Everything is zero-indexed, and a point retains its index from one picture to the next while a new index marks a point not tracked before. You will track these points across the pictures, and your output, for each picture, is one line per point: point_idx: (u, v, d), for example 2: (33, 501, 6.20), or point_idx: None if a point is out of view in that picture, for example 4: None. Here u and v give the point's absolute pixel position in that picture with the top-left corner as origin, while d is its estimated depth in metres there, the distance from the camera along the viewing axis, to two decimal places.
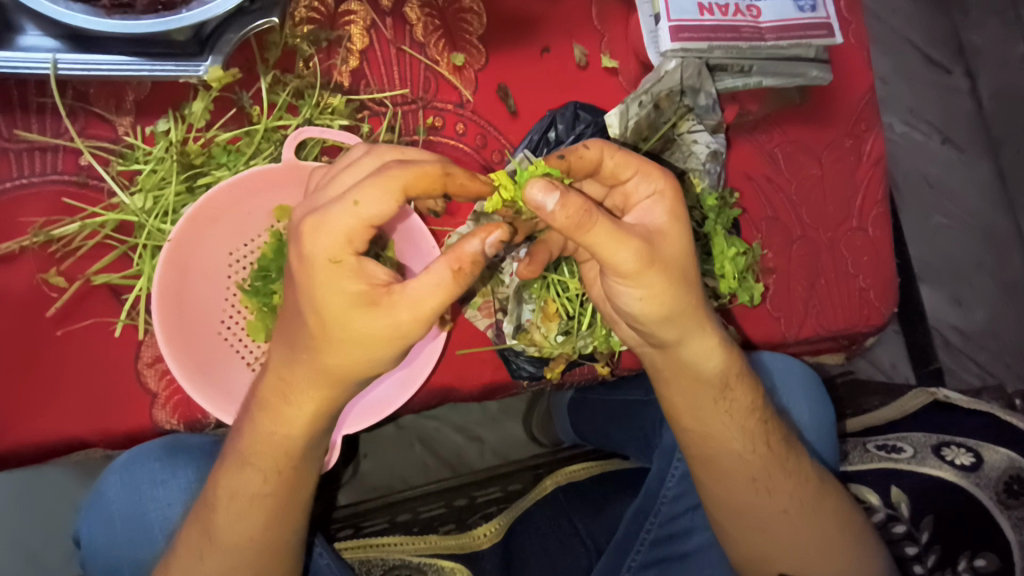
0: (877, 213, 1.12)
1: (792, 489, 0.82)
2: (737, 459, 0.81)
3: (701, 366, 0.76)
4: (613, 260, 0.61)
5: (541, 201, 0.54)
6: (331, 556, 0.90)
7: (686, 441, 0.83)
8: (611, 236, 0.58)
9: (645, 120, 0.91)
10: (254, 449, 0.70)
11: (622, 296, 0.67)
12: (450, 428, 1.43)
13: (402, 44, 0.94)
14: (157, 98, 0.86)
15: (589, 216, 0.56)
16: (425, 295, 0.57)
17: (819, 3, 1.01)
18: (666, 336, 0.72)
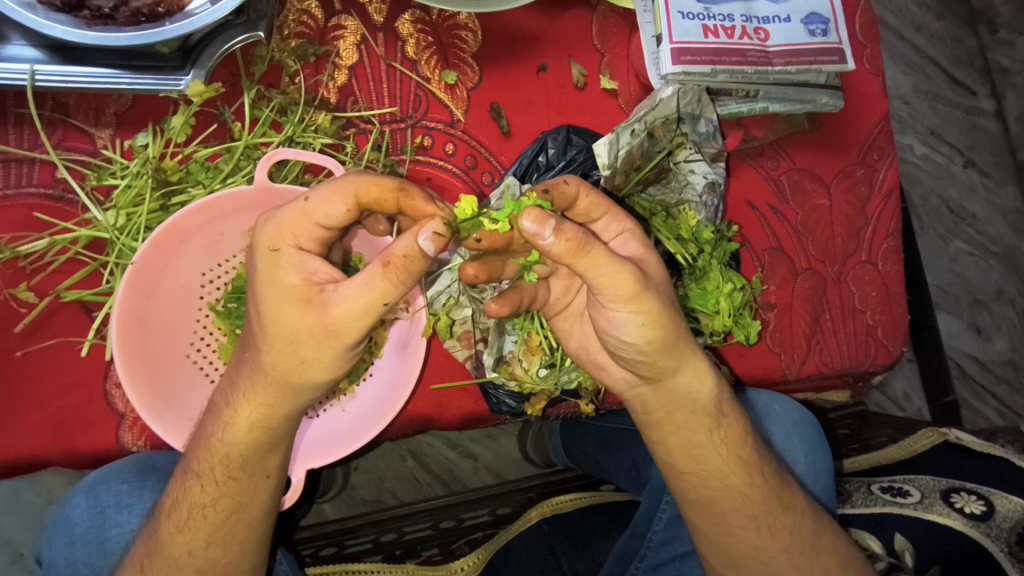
0: (890, 245, 1.06)
1: (791, 525, 0.74)
2: (736, 496, 0.73)
3: (696, 399, 0.70)
4: (603, 287, 0.57)
5: (537, 232, 0.52)
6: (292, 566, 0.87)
7: (682, 486, 0.74)
8: (609, 263, 0.55)
9: (637, 150, 0.86)
10: (205, 476, 0.65)
11: (618, 326, 0.61)
12: (443, 444, 1.38)
13: (392, 60, 0.91)
14: (138, 110, 0.83)
15: (587, 240, 0.53)
16: (353, 298, 0.52)
17: (832, 28, 0.95)
18: (660, 369, 0.66)
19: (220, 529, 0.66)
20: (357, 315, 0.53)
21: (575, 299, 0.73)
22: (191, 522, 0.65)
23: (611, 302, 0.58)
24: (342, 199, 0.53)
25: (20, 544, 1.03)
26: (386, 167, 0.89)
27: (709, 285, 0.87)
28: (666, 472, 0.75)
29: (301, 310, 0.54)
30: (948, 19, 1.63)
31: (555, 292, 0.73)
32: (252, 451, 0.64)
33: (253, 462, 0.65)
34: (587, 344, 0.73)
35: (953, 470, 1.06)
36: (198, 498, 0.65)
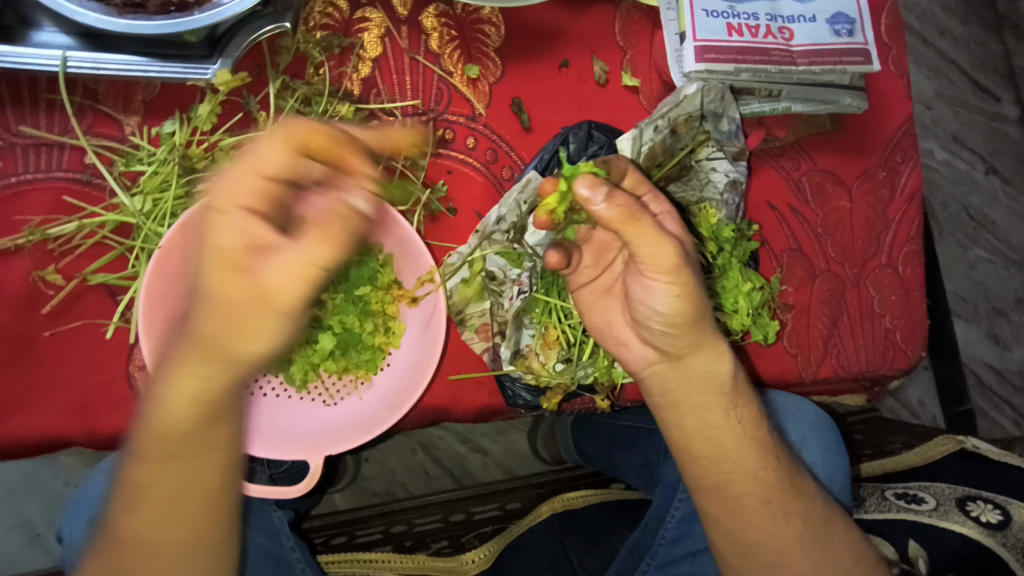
0: (910, 249, 1.05)
1: (802, 513, 0.74)
2: (750, 480, 0.73)
3: (714, 375, 0.71)
4: (648, 254, 0.61)
5: (589, 196, 0.57)
6: (303, 553, 0.89)
7: (698, 472, 0.74)
8: (653, 234, 0.60)
9: (660, 146, 0.87)
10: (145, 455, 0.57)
11: (652, 295, 0.66)
12: (454, 438, 1.38)
13: (416, 53, 0.92)
14: (166, 98, 0.85)
15: (636, 209, 0.58)
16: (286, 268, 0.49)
17: (858, 28, 0.94)
18: (683, 344, 0.69)
19: (192, 525, 0.60)
20: (291, 278, 0.49)
21: (604, 273, 0.76)
22: (159, 518, 0.59)
23: (649, 272, 0.64)
24: (285, 147, 0.51)
25: (38, 523, 1.09)
26: (408, 159, 0.90)
27: (729, 283, 0.87)
28: (681, 458, 0.75)
29: (236, 278, 0.49)
30: (972, 24, 1.61)
31: (585, 259, 0.76)
32: (196, 438, 0.57)
33: (196, 437, 0.57)
34: (610, 319, 0.76)
35: (968, 477, 1.05)
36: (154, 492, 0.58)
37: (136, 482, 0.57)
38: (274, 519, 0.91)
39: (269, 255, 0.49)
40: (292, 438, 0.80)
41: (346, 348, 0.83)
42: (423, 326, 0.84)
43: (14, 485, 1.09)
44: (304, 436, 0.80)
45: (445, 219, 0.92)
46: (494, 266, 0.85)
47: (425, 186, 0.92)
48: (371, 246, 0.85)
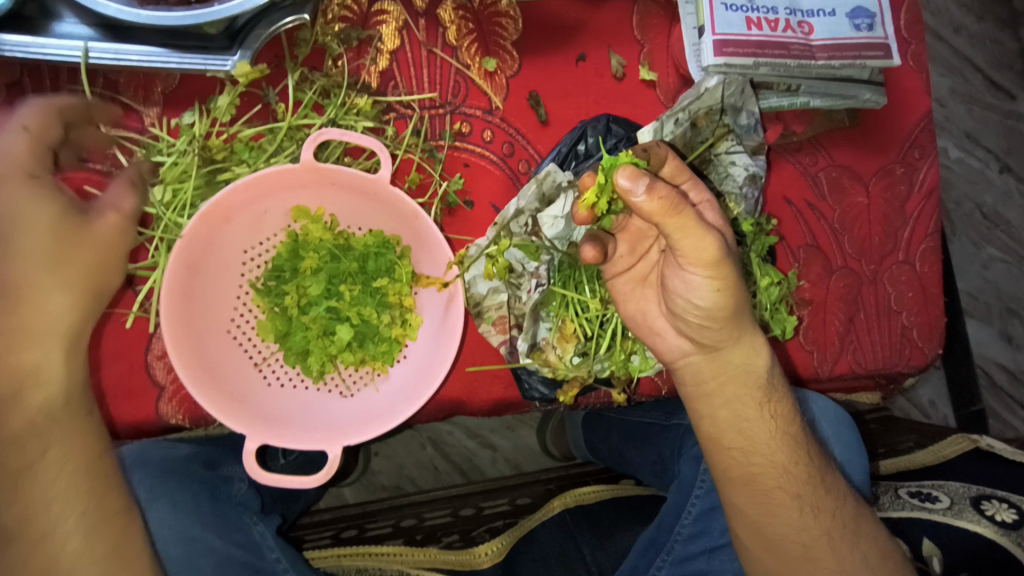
0: (929, 246, 1.04)
1: (832, 508, 0.74)
2: (781, 473, 0.73)
3: (750, 368, 0.72)
4: (694, 249, 0.61)
5: (630, 187, 0.56)
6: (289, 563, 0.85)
7: (726, 464, 0.74)
8: (695, 226, 0.59)
9: (680, 139, 0.86)
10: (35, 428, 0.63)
11: (692, 289, 0.66)
12: (464, 433, 1.38)
13: (433, 46, 0.92)
14: (185, 90, 0.85)
15: (679, 201, 0.57)
16: (118, 202, 0.72)
17: (878, 22, 0.94)
18: (723, 338, 0.70)
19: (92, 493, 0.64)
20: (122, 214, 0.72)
21: (640, 263, 0.76)
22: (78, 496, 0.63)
23: (690, 265, 0.63)
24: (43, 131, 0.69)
25: None
26: (425, 151, 0.91)
27: None
28: (712, 450, 0.75)
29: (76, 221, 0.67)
30: (987, 22, 1.59)
31: (621, 249, 0.77)
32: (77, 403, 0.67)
33: (80, 402, 0.67)
34: (646, 309, 0.76)
35: (984, 476, 1.04)
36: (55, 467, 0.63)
37: (34, 458, 0.62)
38: (254, 533, 0.87)
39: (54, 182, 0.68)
40: (306, 428, 0.80)
41: (364, 340, 0.83)
42: (442, 317, 0.83)
43: None
44: (320, 427, 0.80)
45: (462, 212, 0.92)
46: (517, 260, 0.85)
47: (443, 179, 0.92)
48: (389, 238, 0.84)
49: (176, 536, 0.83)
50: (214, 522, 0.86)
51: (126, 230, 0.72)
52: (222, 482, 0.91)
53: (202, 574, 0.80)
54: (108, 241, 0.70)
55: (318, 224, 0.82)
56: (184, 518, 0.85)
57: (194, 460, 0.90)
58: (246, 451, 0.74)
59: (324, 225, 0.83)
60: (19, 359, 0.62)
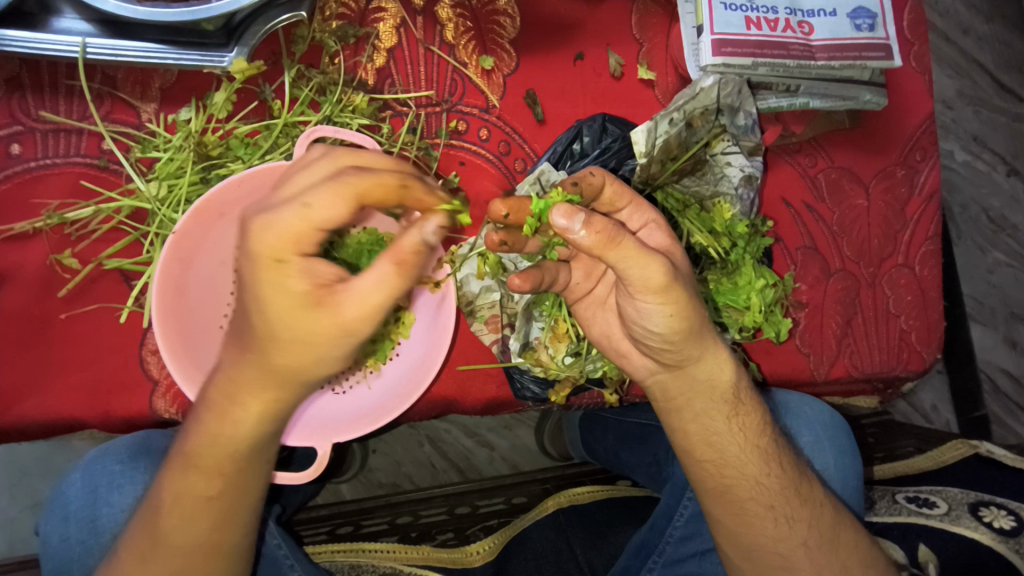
0: (928, 250, 1.03)
1: (809, 518, 0.75)
2: (754, 485, 0.73)
3: (714, 385, 0.71)
4: (636, 279, 0.59)
5: (566, 226, 0.54)
6: (296, 558, 0.85)
7: (699, 475, 0.75)
8: (639, 254, 0.57)
9: (675, 139, 0.85)
10: (203, 468, 0.61)
11: (646, 316, 0.65)
12: (461, 432, 1.38)
13: (430, 44, 0.92)
14: (182, 85, 0.85)
15: (617, 232, 0.55)
16: (369, 292, 0.51)
17: (879, 23, 0.92)
18: (684, 356, 0.68)
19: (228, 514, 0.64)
20: (363, 317, 0.51)
21: (597, 286, 0.76)
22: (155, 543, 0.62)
23: (641, 293, 0.61)
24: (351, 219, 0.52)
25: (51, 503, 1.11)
26: (420, 149, 0.90)
27: (741, 280, 0.86)
28: (684, 461, 0.75)
29: (314, 317, 0.51)
30: (996, 23, 1.58)
31: (576, 275, 0.76)
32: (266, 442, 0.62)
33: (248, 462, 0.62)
34: (609, 332, 0.75)
35: (979, 484, 1.03)
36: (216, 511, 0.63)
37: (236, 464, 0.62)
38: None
39: (314, 259, 0.51)
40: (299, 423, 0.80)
41: None
42: (436, 314, 0.83)
43: (27, 466, 1.11)
44: (321, 422, 0.80)
45: None
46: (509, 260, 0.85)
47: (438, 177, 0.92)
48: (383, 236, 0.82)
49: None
50: None
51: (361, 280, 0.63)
52: None
53: None
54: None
55: None
56: None
57: None
58: None
59: None
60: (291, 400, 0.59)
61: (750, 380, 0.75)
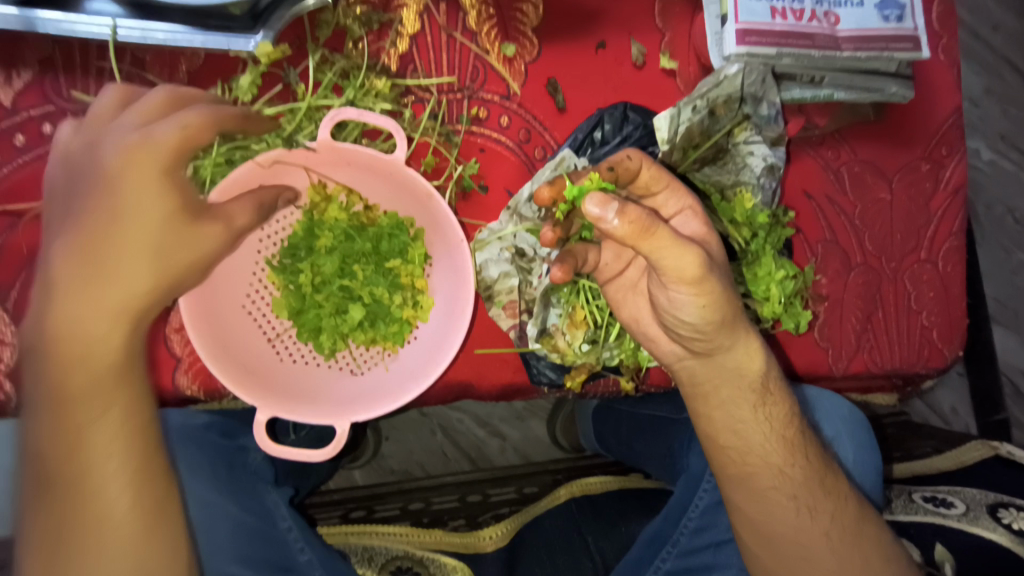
0: (953, 245, 1.02)
1: (832, 510, 0.75)
2: (777, 474, 0.74)
3: (744, 373, 0.72)
4: (674, 270, 0.59)
5: (600, 215, 0.54)
6: (313, 553, 0.83)
7: (721, 461, 0.76)
8: (674, 244, 0.57)
9: (697, 127, 0.86)
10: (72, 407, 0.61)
11: (678, 306, 0.65)
12: (473, 421, 1.38)
13: (453, 30, 0.92)
14: (209, 69, 0.87)
15: (651, 222, 0.55)
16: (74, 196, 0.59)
17: (908, 13, 0.90)
18: (715, 345, 0.69)
19: (132, 481, 0.63)
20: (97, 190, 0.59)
21: (628, 269, 0.75)
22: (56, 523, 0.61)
23: (673, 284, 0.62)
24: (158, 166, 0.59)
25: None
26: (441, 135, 0.91)
27: (761, 270, 0.86)
28: (707, 448, 0.76)
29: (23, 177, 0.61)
30: None
31: (606, 257, 0.75)
32: (127, 371, 0.63)
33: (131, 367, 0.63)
34: (638, 316, 0.75)
35: (1001, 484, 1.02)
36: (104, 483, 0.62)
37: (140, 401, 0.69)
38: (268, 501, 0.87)
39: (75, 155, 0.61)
40: (313, 403, 0.79)
41: (375, 319, 0.85)
42: (455, 296, 0.82)
43: None
44: (333, 402, 0.80)
45: (476, 196, 0.92)
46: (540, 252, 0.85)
47: (458, 163, 0.92)
48: (403, 220, 0.85)
49: (194, 499, 0.84)
50: (229, 489, 0.86)
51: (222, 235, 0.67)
52: (238, 452, 0.91)
53: (219, 541, 0.82)
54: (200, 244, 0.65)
55: (334, 204, 0.84)
56: (200, 482, 0.85)
57: (210, 429, 0.89)
58: (256, 422, 0.74)
59: (340, 205, 0.85)
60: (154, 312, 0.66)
61: (780, 370, 0.75)
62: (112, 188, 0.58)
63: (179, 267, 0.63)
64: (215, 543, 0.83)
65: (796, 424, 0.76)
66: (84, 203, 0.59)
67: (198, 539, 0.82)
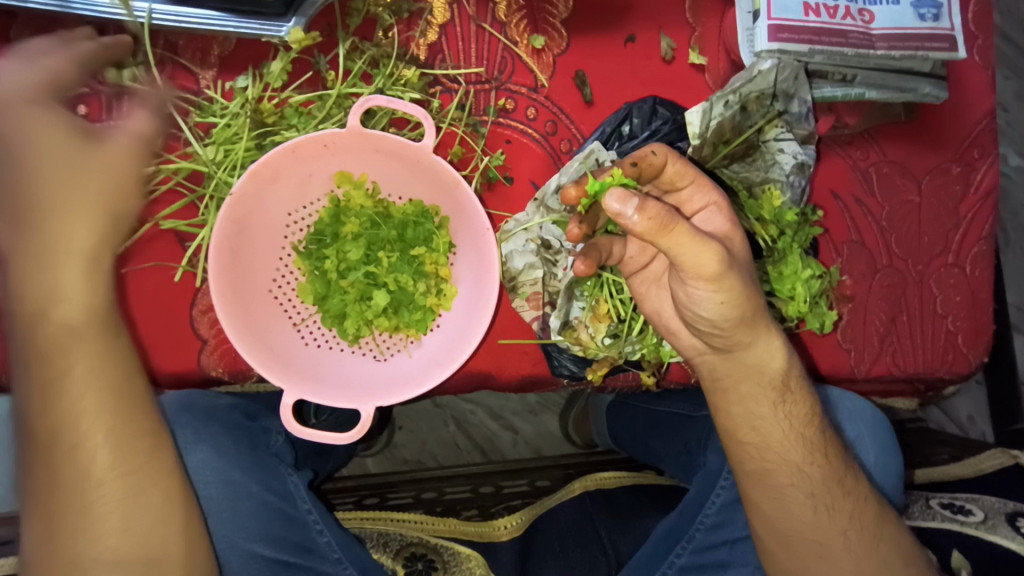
0: (981, 249, 1.00)
1: (851, 510, 0.74)
2: (795, 472, 0.73)
3: (765, 370, 0.71)
4: (698, 266, 0.59)
5: (620, 210, 0.53)
6: (332, 535, 0.85)
7: (741, 456, 0.75)
8: (693, 241, 0.57)
9: (729, 122, 0.86)
10: (50, 347, 0.60)
11: (698, 302, 0.64)
12: (485, 414, 1.39)
13: (483, 21, 0.92)
14: (241, 54, 0.87)
15: (671, 219, 0.55)
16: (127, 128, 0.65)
17: (944, 12, 0.88)
18: (736, 341, 0.68)
19: (117, 414, 0.63)
20: (130, 138, 0.65)
21: (653, 262, 0.75)
22: (39, 498, 0.60)
23: (693, 280, 0.61)
24: (29, 105, 0.62)
25: None
26: (468, 125, 0.91)
27: (787, 269, 0.85)
28: (727, 442, 0.76)
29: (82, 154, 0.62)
30: None
31: (631, 249, 0.75)
32: (104, 323, 0.63)
33: (105, 317, 0.63)
34: (660, 310, 0.75)
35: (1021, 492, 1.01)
36: (84, 434, 0.61)
37: (63, 371, 0.60)
38: (289, 483, 0.87)
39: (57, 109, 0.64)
40: (337, 389, 0.79)
41: (399, 307, 0.85)
42: (480, 285, 0.82)
43: None
44: (356, 387, 0.81)
45: (501, 187, 0.93)
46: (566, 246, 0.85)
47: (485, 154, 0.92)
48: (429, 208, 0.86)
49: (217, 477, 0.83)
50: (252, 467, 0.86)
51: (138, 153, 0.65)
52: (261, 433, 0.92)
53: (241, 518, 0.82)
54: (107, 161, 0.63)
55: (360, 191, 0.84)
56: (220, 463, 0.84)
57: (233, 410, 0.91)
58: (282, 405, 0.74)
59: (366, 192, 0.84)
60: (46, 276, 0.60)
61: (802, 369, 0.75)
62: (25, 147, 0.60)
63: (109, 180, 0.62)
64: (236, 523, 0.82)
65: (814, 424, 0.75)
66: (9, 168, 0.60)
67: (219, 514, 0.81)
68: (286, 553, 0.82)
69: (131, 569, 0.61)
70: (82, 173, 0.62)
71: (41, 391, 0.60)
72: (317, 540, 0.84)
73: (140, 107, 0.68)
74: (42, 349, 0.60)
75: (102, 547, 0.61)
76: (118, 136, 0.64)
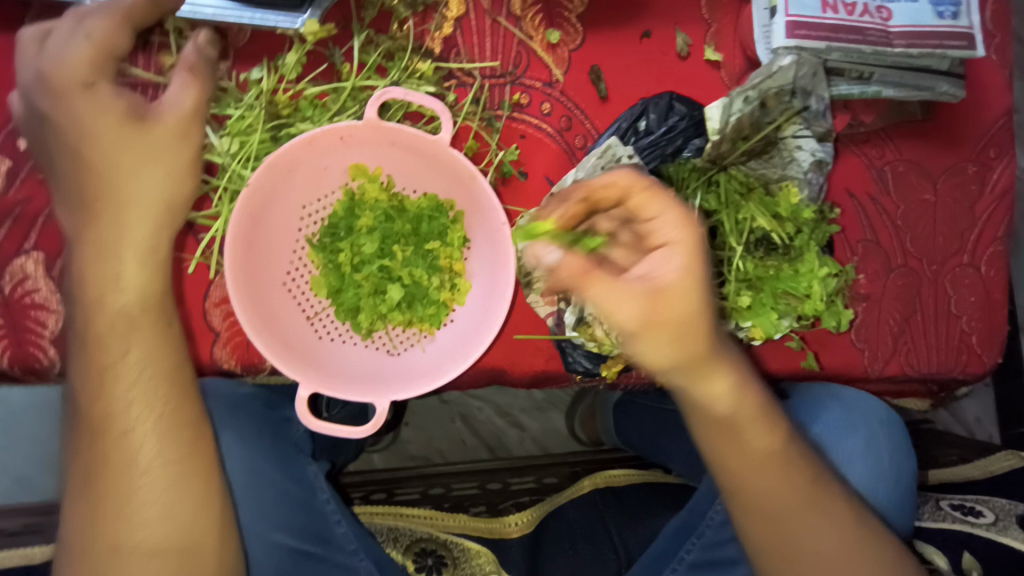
0: (996, 250, 1.00)
1: (827, 531, 0.72)
2: (770, 490, 0.71)
3: (715, 404, 0.68)
4: (617, 318, 0.61)
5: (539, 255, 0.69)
6: (348, 525, 0.86)
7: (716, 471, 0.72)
8: (611, 289, 0.61)
9: (748, 118, 0.85)
10: (105, 333, 0.69)
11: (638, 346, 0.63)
12: (493, 411, 1.38)
13: (498, 15, 0.91)
14: (255, 45, 0.86)
15: (586, 265, 0.63)
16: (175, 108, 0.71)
17: (963, 10, 0.87)
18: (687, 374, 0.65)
19: (165, 402, 0.70)
20: (179, 119, 0.71)
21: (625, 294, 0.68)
22: (88, 477, 0.68)
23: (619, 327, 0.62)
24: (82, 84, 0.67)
25: None
26: (483, 120, 0.91)
27: (803, 268, 0.86)
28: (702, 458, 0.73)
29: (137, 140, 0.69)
30: None
31: None
32: (156, 311, 0.71)
33: (157, 309, 0.71)
34: None
35: None
36: (129, 419, 0.69)
37: (118, 358, 0.69)
38: (310, 472, 0.89)
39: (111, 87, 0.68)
40: (352, 382, 0.79)
41: (413, 301, 0.85)
42: (495, 280, 0.82)
43: None
44: (370, 380, 0.80)
45: (516, 182, 0.92)
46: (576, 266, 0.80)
47: (499, 149, 0.92)
48: (444, 202, 0.85)
49: (242, 466, 0.85)
50: (275, 457, 0.87)
51: (189, 136, 0.72)
52: (282, 423, 0.92)
53: (264, 505, 0.84)
54: (161, 147, 0.70)
55: (375, 184, 0.84)
56: (245, 451, 0.86)
57: (255, 399, 0.91)
58: (298, 399, 0.74)
59: (381, 185, 0.85)
60: (105, 267, 0.69)
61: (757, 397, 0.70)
62: (91, 130, 0.67)
63: (162, 168, 0.71)
64: (260, 511, 0.84)
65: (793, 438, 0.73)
66: (73, 153, 0.68)
67: (244, 501, 0.84)
68: (306, 542, 0.84)
69: (167, 547, 0.69)
70: (140, 158, 0.69)
71: (96, 378, 0.69)
72: (334, 531, 0.85)
73: (185, 77, 0.73)
74: (102, 335, 0.69)
75: (142, 525, 0.68)
76: (166, 116, 0.70)
